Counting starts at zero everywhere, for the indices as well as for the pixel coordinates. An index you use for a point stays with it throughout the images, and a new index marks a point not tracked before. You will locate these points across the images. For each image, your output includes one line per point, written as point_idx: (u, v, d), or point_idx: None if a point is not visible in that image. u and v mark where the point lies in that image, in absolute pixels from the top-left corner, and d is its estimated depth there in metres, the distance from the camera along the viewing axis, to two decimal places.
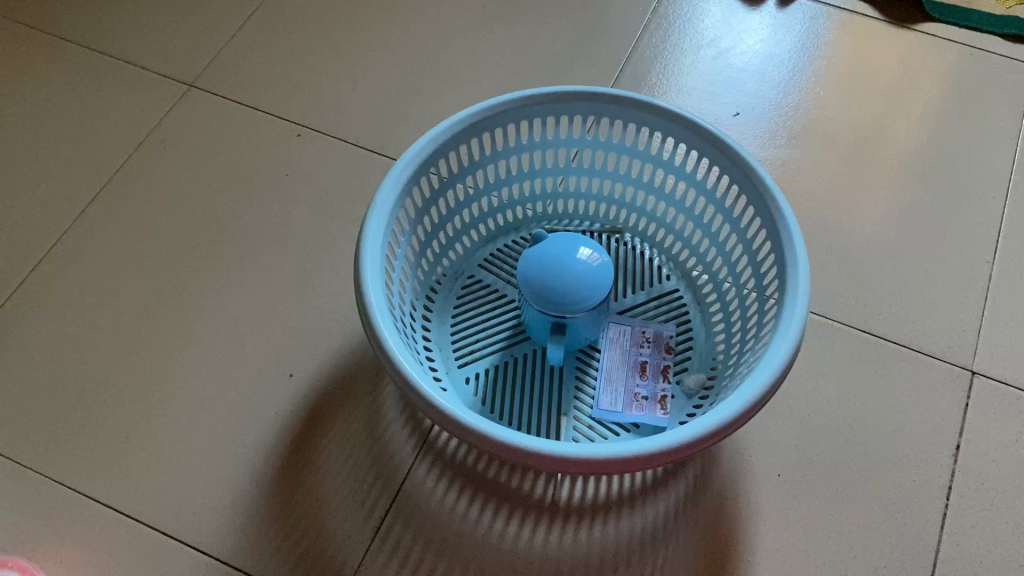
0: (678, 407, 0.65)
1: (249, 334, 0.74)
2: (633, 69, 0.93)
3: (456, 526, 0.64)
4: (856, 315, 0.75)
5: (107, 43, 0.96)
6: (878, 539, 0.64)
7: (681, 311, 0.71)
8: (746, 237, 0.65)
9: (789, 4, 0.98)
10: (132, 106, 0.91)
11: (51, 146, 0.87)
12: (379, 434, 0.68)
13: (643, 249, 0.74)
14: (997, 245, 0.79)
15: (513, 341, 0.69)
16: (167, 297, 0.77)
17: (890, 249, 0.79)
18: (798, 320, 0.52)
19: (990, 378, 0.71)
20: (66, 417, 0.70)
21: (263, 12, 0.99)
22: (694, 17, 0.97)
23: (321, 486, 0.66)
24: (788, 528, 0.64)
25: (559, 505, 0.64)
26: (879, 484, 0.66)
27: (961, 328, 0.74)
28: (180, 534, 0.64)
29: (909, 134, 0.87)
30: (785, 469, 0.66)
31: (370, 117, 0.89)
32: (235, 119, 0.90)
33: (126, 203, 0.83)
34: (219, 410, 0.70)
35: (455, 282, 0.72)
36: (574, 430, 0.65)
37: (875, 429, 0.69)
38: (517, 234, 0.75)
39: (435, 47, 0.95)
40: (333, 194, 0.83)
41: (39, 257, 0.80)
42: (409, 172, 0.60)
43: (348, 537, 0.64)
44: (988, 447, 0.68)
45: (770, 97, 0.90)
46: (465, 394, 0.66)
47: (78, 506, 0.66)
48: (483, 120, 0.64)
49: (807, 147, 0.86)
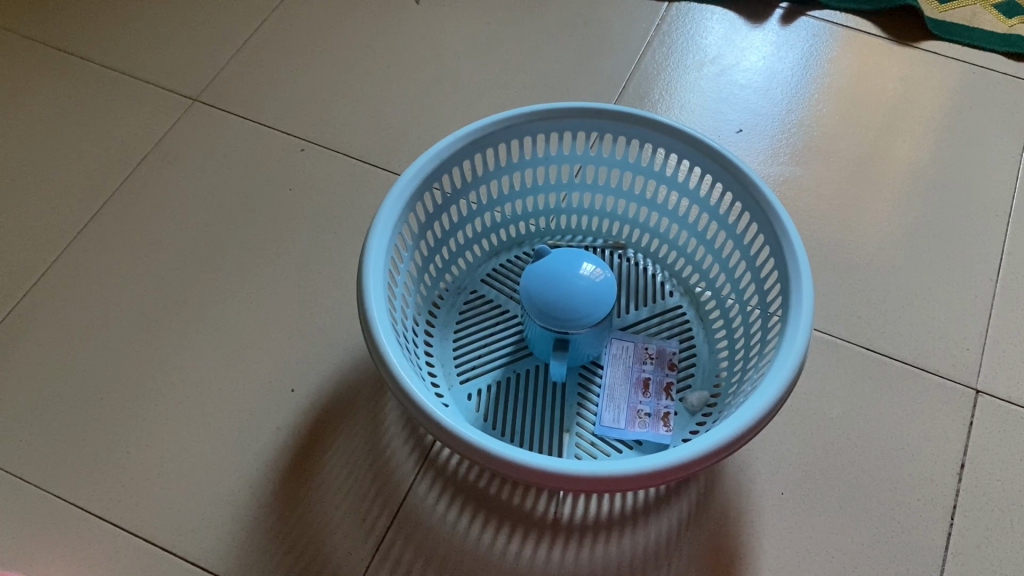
0: (680, 424, 0.65)
1: (250, 349, 0.74)
2: (636, 86, 0.93)
3: (457, 543, 0.63)
4: (860, 332, 0.75)
5: (113, 57, 0.97)
6: (881, 558, 0.63)
7: (683, 327, 0.70)
8: (750, 253, 0.64)
9: (792, 21, 0.99)
10: (137, 119, 0.91)
11: (56, 159, 0.88)
12: (380, 449, 0.68)
13: (646, 265, 0.74)
14: (1000, 263, 0.79)
15: (515, 357, 0.69)
16: (169, 310, 0.77)
17: (893, 265, 0.79)
18: (803, 337, 0.52)
19: (994, 397, 0.71)
20: (68, 429, 0.70)
21: (268, 28, 1.00)
22: (697, 33, 0.98)
23: (321, 502, 0.65)
24: (792, 546, 0.63)
25: (561, 523, 0.64)
26: (882, 503, 0.66)
27: (964, 346, 0.74)
28: (180, 550, 0.64)
29: (913, 152, 0.87)
30: (789, 488, 0.66)
31: (373, 133, 0.90)
32: (238, 133, 0.90)
33: (130, 215, 0.84)
34: (220, 425, 0.70)
35: (457, 297, 0.72)
36: (576, 447, 0.65)
37: (878, 447, 0.68)
38: (520, 250, 0.75)
39: (439, 63, 0.96)
40: (336, 209, 0.83)
41: (42, 269, 0.80)
42: (412, 187, 0.60)
43: (348, 553, 0.63)
44: (992, 466, 0.68)
45: (773, 114, 0.91)
46: (466, 410, 0.66)
47: (76, 520, 0.65)
48: (487, 135, 0.64)
49: (810, 164, 0.87)
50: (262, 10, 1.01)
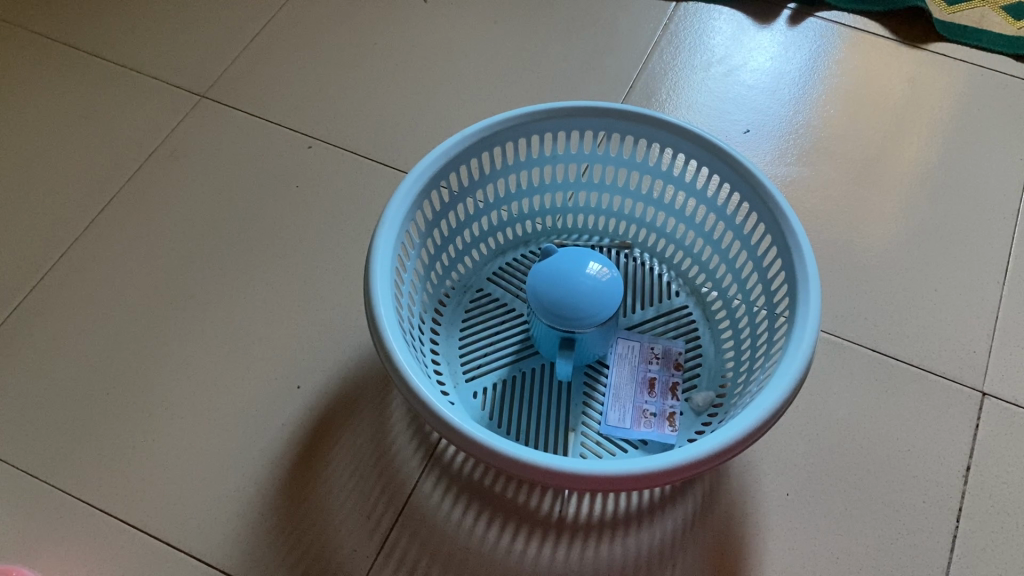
0: (686, 424, 0.65)
1: (256, 345, 0.74)
2: (643, 86, 0.93)
3: (461, 542, 0.63)
4: (867, 333, 0.74)
5: (120, 53, 0.97)
6: (887, 560, 0.63)
7: (689, 327, 0.70)
8: (757, 254, 0.64)
9: (800, 21, 0.99)
10: (145, 115, 0.91)
11: (63, 155, 0.88)
12: (385, 447, 0.68)
13: (652, 265, 0.74)
14: (1007, 266, 0.79)
15: (520, 356, 0.69)
16: (174, 306, 0.77)
17: (900, 267, 0.79)
18: (809, 338, 0.52)
19: (1001, 400, 0.71)
20: (73, 424, 0.70)
21: (275, 25, 1.00)
22: (705, 33, 0.98)
23: (327, 498, 0.65)
24: (797, 547, 0.63)
25: (566, 522, 0.64)
26: (888, 505, 0.66)
27: (971, 348, 0.74)
28: (186, 546, 0.64)
29: (920, 153, 0.87)
30: (794, 489, 0.66)
31: (380, 130, 0.90)
32: (245, 130, 0.90)
33: (136, 211, 0.84)
34: (226, 421, 0.70)
35: (463, 295, 0.72)
36: (581, 446, 0.65)
37: (885, 449, 0.68)
38: (526, 248, 0.75)
39: (445, 61, 0.96)
40: (342, 206, 0.83)
41: (49, 265, 0.80)
42: (420, 185, 0.60)
43: (354, 550, 0.63)
44: (999, 468, 0.68)
45: (780, 115, 0.90)
46: (472, 409, 0.66)
47: (81, 515, 0.65)
48: (494, 133, 0.64)
49: (818, 165, 0.86)
50: (268, 8, 1.01)
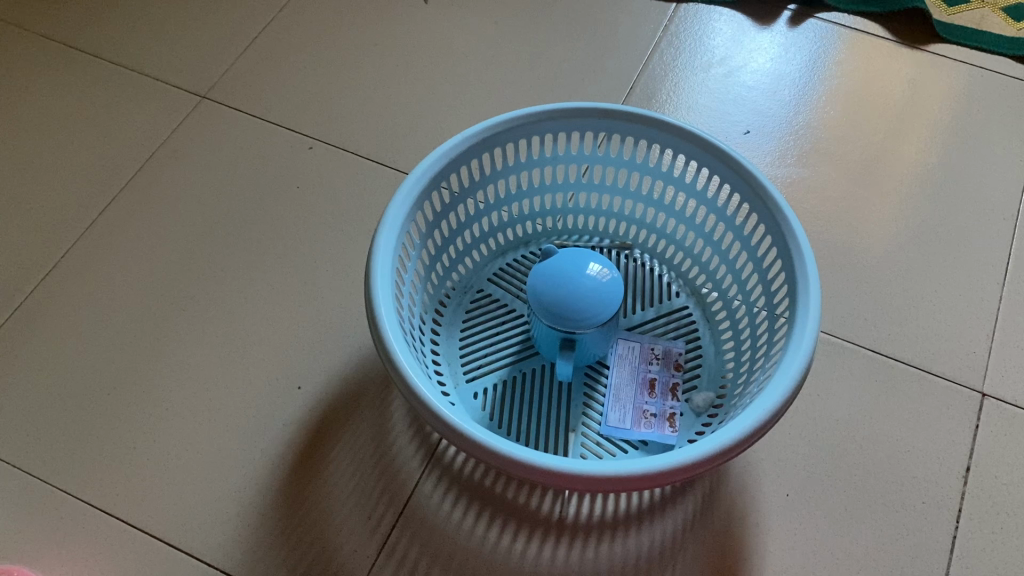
0: (686, 425, 0.65)
1: (257, 345, 0.74)
2: (643, 86, 0.93)
3: (462, 542, 0.63)
4: (867, 334, 0.75)
5: (120, 53, 0.97)
6: (887, 561, 0.63)
7: (689, 328, 0.70)
8: (757, 254, 0.64)
9: (800, 22, 0.99)
10: (146, 116, 0.91)
11: (63, 155, 0.88)
12: (386, 447, 0.68)
13: (653, 266, 0.74)
14: (1007, 266, 0.79)
15: (521, 357, 0.69)
16: (175, 307, 0.77)
17: (900, 268, 0.79)
18: (809, 339, 0.52)
19: (1001, 400, 0.71)
20: (73, 425, 0.70)
21: (276, 26, 1.00)
22: (705, 34, 0.98)
23: (327, 498, 0.66)
24: (797, 548, 0.64)
25: (567, 522, 0.64)
26: (888, 505, 0.66)
27: (971, 349, 0.74)
28: (186, 546, 0.64)
29: (920, 154, 0.87)
30: (794, 489, 0.66)
31: (380, 130, 0.90)
32: (245, 131, 0.90)
33: (137, 211, 0.84)
34: (227, 422, 0.70)
35: (464, 295, 0.72)
36: (582, 446, 0.65)
37: (885, 450, 0.68)
38: (526, 249, 0.75)
39: (446, 62, 0.96)
40: (343, 207, 0.83)
41: (50, 265, 0.80)
42: (421, 185, 0.60)
43: (354, 550, 0.63)
44: (999, 469, 0.68)
45: (780, 115, 0.91)
46: (473, 409, 0.66)
47: (82, 515, 0.65)
48: (495, 134, 0.64)
49: (818, 166, 0.87)
50: (269, 9, 1.01)
